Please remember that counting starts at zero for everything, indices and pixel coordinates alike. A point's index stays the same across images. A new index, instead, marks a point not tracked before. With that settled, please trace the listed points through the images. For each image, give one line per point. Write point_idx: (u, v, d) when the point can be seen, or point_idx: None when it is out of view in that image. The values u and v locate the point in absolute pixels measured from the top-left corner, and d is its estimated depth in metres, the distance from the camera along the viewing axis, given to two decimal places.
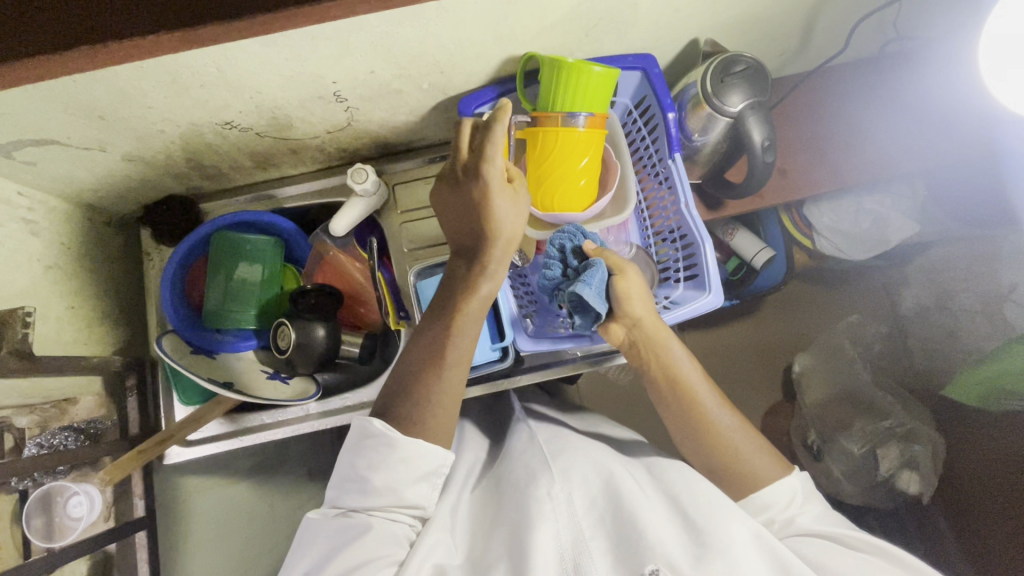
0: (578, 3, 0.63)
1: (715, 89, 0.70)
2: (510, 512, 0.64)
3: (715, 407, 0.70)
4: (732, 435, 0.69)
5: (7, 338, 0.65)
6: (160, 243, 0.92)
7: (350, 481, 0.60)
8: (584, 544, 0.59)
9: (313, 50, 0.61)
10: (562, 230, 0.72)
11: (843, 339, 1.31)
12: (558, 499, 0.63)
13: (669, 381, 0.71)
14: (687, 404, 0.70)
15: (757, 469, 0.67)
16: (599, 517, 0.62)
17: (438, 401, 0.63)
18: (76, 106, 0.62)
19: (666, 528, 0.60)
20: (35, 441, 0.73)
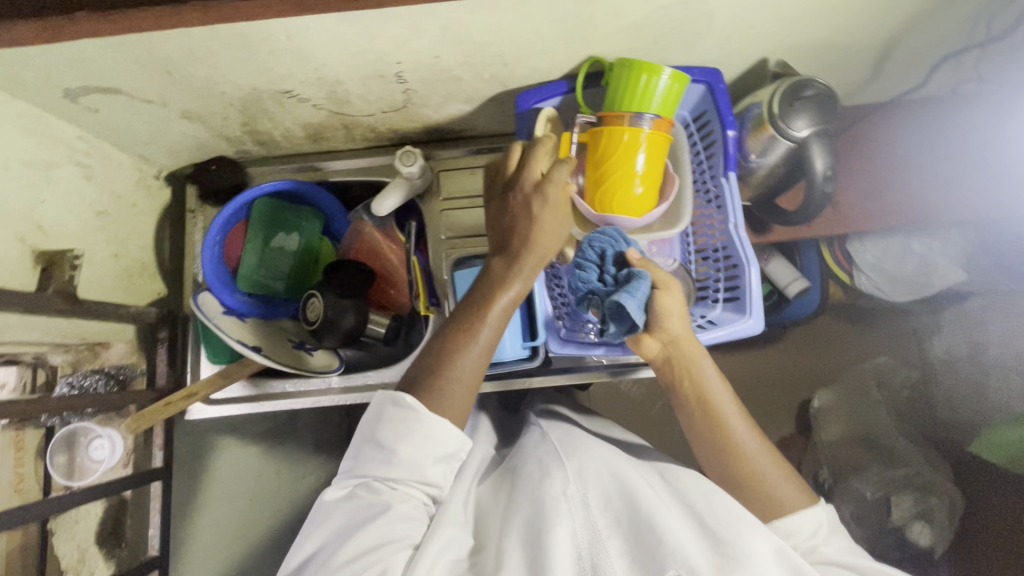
0: (654, 9, 0.62)
1: (783, 112, 0.68)
2: (524, 506, 0.64)
3: (745, 429, 0.69)
4: (760, 459, 0.68)
5: (56, 277, 0.69)
6: (204, 201, 0.93)
7: (372, 452, 0.59)
8: (599, 544, 0.59)
9: (383, 28, 0.61)
10: (602, 231, 0.69)
11: (868, 380, 1.28)
12: (574, 499, 0.63)
13: (697, 401, 0.69)
14: (714, 424, 0.69)
15: (785, 494, 0.66)
16: (616, 519, 0.61)
17: (452, 399, 0.61)
18: (148, 60, 0.63)
19: (686, 535, 0.58)
20: (67, 380, 0.74)
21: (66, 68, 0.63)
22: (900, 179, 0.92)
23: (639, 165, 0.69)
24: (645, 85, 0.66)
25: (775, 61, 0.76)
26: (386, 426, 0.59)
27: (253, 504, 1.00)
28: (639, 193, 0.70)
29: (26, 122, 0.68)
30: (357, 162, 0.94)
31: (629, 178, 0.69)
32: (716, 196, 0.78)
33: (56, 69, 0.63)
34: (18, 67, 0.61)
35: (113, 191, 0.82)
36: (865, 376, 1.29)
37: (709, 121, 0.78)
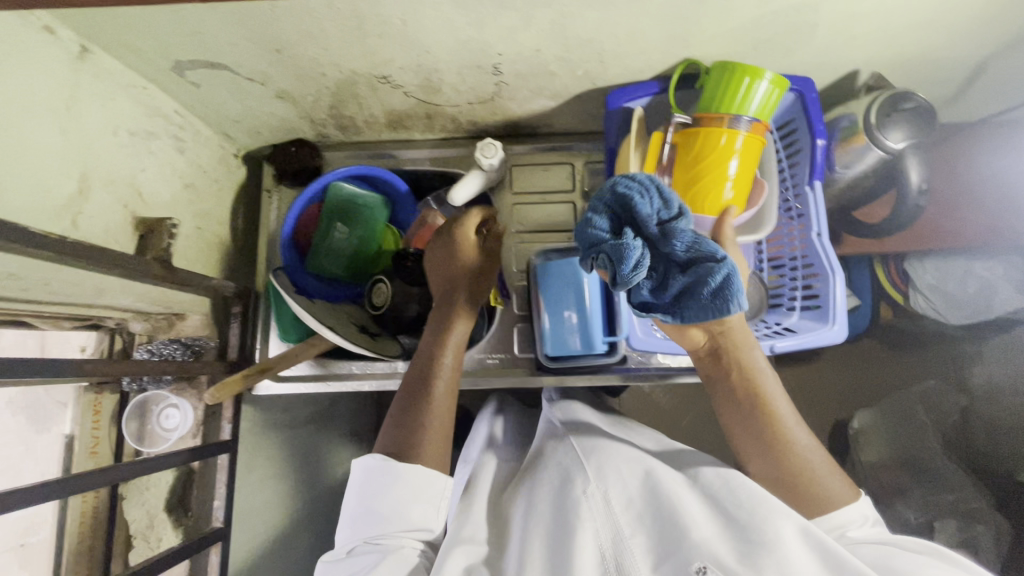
0: (763, 13, 0.63)
1: (878, 122, 0.68)
2: (544, 512, 0.59)
3: (794, 422, 0.60)
4: (807, 452, 0.59)
5: (155, 244, 0.70)
6: (280, 182, 0.94)
7: (360, 517, 0.59)
8: (622, 543, 0.53)
9: (496, 17, 0.62)
10: (630, 179, 0.57)
11: (916, 404, 1.20)
12: (595, 499, 0.58)
13: (744, 391, 0.61)
14: (761, 418, 0.60)
15: (830, 488, 0.58)
16: (638, 515, 0.56)
17: (429, 432, 0.62)
18: (262, 38, 0.65)
19: (710, 529, 0.53)
20: (144, 347, 0.78)
21: (182, 41, 0.64)
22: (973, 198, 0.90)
23: (732, 171, 0.69)
24: (747, 88, 0.66)
25: (867, 73, 0.75)
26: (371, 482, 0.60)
27: (298, 487, 1.00)
28: (729, 198, 0.70)
29: (134, 91, 0.70)
30: (431, 152, 0.95)
31: (720, 182, 0.69)
32: (798, 207, 0.79)
33: (173, 41, 0.64)
34: (136, 36, 0.63)
35: (200, 166, 0.84)
36: (912, 398, 1.22)
37: (795, 130, 0.78)
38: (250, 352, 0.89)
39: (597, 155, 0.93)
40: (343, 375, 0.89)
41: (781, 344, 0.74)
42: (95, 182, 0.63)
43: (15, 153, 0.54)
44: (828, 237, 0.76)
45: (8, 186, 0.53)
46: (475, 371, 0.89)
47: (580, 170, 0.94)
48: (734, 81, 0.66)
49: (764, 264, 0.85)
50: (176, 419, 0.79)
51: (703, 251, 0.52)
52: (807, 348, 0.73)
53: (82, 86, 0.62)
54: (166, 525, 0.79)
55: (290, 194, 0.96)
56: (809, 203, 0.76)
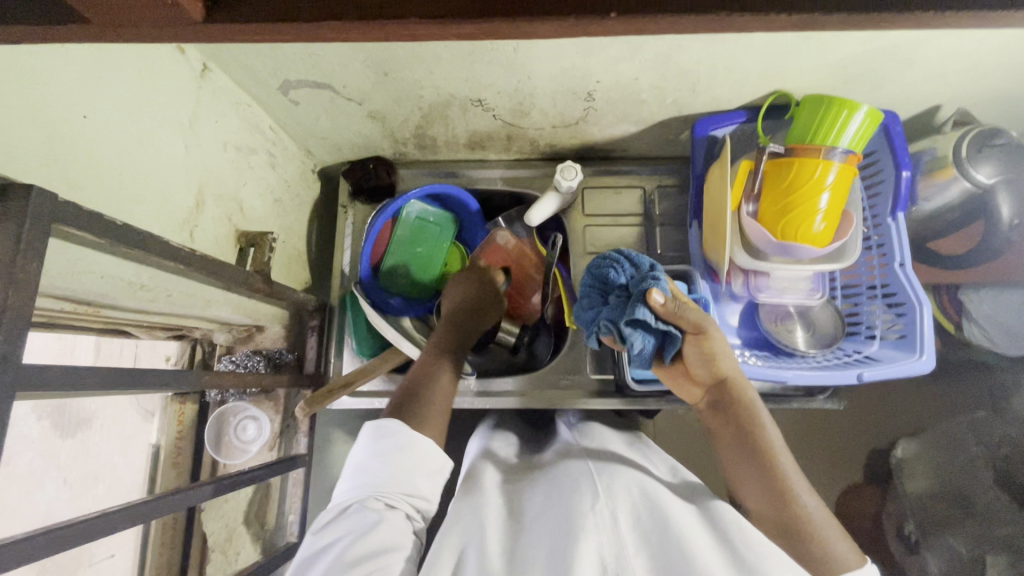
0: (864, 51, 0.65)
1: (970, 156, 0.70)
2: (536, 526, 0.54)
3: (800, 483, 0.55)
4: (814, 514, 0.54)
5: (256, 258, 0.73)
6: (355, 198, 0.95)
7: (364, 476, 0.56)
8: (628, 563, 0.49)
9: (605, 48, 0.64)
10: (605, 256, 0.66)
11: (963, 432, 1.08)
12: (603, 514, 0.52)
13: (746, 441, 0.58)
14: (766, 468, 0.56)
15: (839, 552, 0.52)
16: (643, 535, 0.51)
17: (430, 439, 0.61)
18: (374, 60, 0.67)
19: (718, 559, 0.48)
20: (229, 358, 0.81)
21: (297, 61, 0.66)
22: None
23: (823, 204, 0.70)
24: (844, 121, 0.68)
25: (951, 108, 0.77)
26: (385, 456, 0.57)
27: None
28: (818, 230, 0.72)
29: (240, 108, 0.71)
30: (504, 172, 0.96)
31: (811, 214, 0.71)
32: (877, 238, 0.81)
33: (287, 62, 0.66)
34: (253, 56, 0.64)
35: (285, 180, 0.85)
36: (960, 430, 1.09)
37: (878, 162, 0.80)
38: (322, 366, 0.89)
39: (668, 180, 0.95)
40: None
41: (868, 372, 0.74)
42: (208, 195, 0.66)
43: (150, 166, 0.55)
44: (911, 268, 0.77)
45: (144, 199, 0.55)
46: (546, 392, 0.89)
47: (652, 194, 0.95)
48: (833, 115, 0.67)
49: (837, 292, 0.86)
50: (253, 431, 0.80)
51: (648, 284, 0.59)
52: (895, 378, 0.73)
53: (202, 102, 0.64)
54: (246, 538, 0.79)
55: (364, 210, 0.96)
56: (891, 233, 0.78)
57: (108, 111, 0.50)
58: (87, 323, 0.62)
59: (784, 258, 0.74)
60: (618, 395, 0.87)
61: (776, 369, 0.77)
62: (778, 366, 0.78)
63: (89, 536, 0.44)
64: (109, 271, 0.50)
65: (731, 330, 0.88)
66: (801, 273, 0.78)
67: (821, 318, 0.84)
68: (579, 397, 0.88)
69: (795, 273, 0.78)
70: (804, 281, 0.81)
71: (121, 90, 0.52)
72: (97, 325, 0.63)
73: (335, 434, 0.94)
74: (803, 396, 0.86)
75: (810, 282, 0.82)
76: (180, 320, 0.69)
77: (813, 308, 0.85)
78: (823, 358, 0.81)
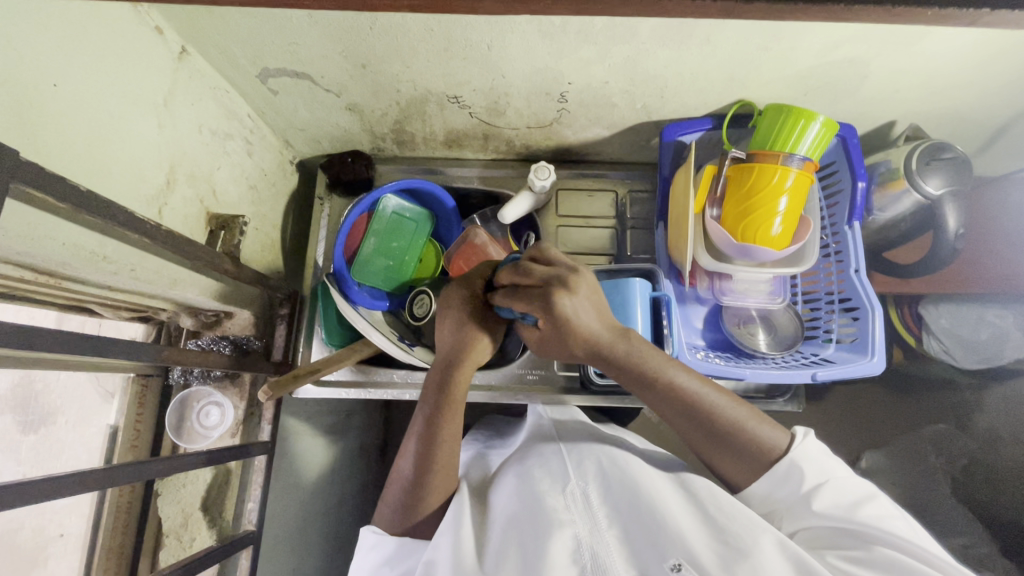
0: (816, 65, 0.68)
1: (920, 169, 0.74)
2: (511, 505, 0.60)
3: (714, 400, 0.62)
4: (745, 427, 0.61)
5: (227, 240, 0.73)
6: (332, 190, 0.96)
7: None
8: (600, 535, 0.55)
9: (575, 50, 0.67)
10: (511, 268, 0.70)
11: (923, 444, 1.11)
12: (574, 494, 0.59)
13: (662, 397, 0.63)
14: (693, 414, 0.62)
15: (769, 445, 0.61)
16: (616, 510, 0.58)
17: (432, 489, 0.62)
18: (353, 53, 0.69)
19: (686, 522, 0.55)
20: (195, 341, 0.80)
21: (276, 49, 0.67)
22: (994, 232, 0.87)
23: (782, 207, 0.73)
24: (801, 130, 0.70)
25: (905, 124, 0.81)
26: (367, 557, 0.60)
27: (314, 498, 0.97)
28: (777, 233, 0.74)
29: (217, 93, 0.72)
30: (481, 171, 0.98)
31: (769, 217, 0.73)
32: (835, 246, 0.84)
33: (267, 48, 0.67)
34: (232, 41, 0.66)
35: (261, 169, 0.86)
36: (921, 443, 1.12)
37: (837, 172, 0.83)
38: (291, 355, 0.89)
39: (640, 185, 0.97)
40: (383, 383, 0.89)
41: (824, 372, 0.77)
42: (180, 175, 0.66)
43: (123, 140, 0.56)
44: (866, 275, 0.80)
45: (113, 170, 0.55)
46: (514, 386, 0.90)
47: (623, 198, 0.97)
48: (790, 123, 0.70)
49: (798, 298, 0.89)
50: (216, 418, 0.80)
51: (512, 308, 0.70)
52: (849, 379, 0.76)
53: (179, 85, 0.65)
54: (201, 525, 0.79)
55: (341, 202, 0.97)
56: (848, 241, 0.81)
57: (82, 81, 0.51)
58: (48, 297, 0.62)
59: (747, 259, 0.77)
60: (583, 392, 0.88)
61: (736, 367, 0.79)
62: (738, 365, 0.80)
63: (32, 497, 0.44)
64: (71, 239, 0.50)
65: (695, 331, 0.90)
66: (762, 276, 0.81)
67: (781, 322, 0.87)
68: (547, 393, 0.89)
69: (756, 276, 0.81)
70: (765, 284, 0.84)
71: (98, 62, 0.53)
72: (60, 299, 0.63)
73: (300, 425, 0.93)
74: (764, 397, 0.88)
75: (771, 286, 0.85)
76: (145, 300, 0.69)
77: (774, 312, 0.88)
78: (783, 359, 0.83)
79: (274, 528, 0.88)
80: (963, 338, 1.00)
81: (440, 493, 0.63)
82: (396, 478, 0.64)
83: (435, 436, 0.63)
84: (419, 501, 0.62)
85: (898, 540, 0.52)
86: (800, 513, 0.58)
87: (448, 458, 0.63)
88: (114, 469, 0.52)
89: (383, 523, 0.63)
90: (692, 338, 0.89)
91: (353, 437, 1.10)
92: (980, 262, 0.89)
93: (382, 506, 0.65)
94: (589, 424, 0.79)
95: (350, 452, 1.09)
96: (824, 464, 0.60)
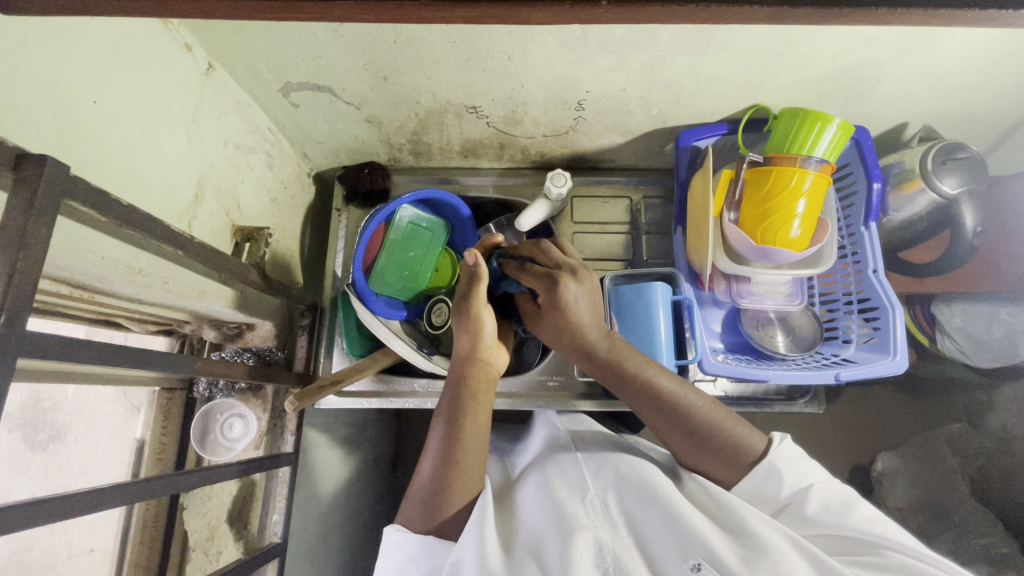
0: (830, 70, 0.70)
1: (936, 168, 0.74)
2: (533, 512, 0.60)
3: (686, 398, 0.63)
4: (720, 426, 0.62)
5: (253, 253, 0.73)
6: (349, 202, 0.97)
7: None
8: (622, 540, 0.55)
9: (594, 59, 0.68)
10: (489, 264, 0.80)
11: (942, 444, 1.11)
12: (593, 502, 0.59)
13: (637, 393, 0.64)
14: (668, 411, 0.63)
15: (747, 445, 0.61)
16: (636, 513, 0.58)
17: (455, 477, 0.62)
18: (375, 66, 0.70)
19: (706, 526, 0.54)
20: (219, 353, 0.82)
21: (301, 64, 0.69)
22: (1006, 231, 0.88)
23: (800, 209, 0.74)
24: (817, 133, 0.71)
25: (917, 125, 0.83)
26: (391, 555, 0.59)
27: (332, 509, 0.97)
28: (796, 235, 0.75)
29: (241, 107, 0.73)
30: (496, 180, 0.99)
31: (789, 219, 0.74)
32: (852, 246, 0.84)
33: (289, 63, 0.68)
34: (257, 57, 0.67)
35: (281, 181, 0.87)
36: (937, 443, 1.13)
37: (851, 174, 0.84)
38: (312, 366, 0.89)
39: (653, 190, 0.99)
40: (403, 393, 0.89)
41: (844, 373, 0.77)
42: (208, 188, 0.67)
43: (155, 156, 0.57)
44: (883, 274, 0.80)
45: (147, 185, 0.56)
46: (533, 393, 0.90)
47: (637, 204, 0.98)
48: (807, 126, 0.71)
49: (815, 299, 0.90)
50: (239, 430, 0.79)
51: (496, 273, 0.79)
52: (871, 379, 0.76)
53: (206, 100, 0.66)
54: (227, 537, 0.79)
55: (358, 213, 0.98)
56: (864, 241, 0.82)
57: (118, 95, 0.52)
58: (80, 311, 0.62)
59: (766, 260, 0.78)
60: (602, 397, 0.88)
61: (758, 369, 0.78)
62: (760, 367, 0.80)
63: (74, 510, 0.44)
64: (109, 253, 0.51)
65: (714, 334, 0.90)
66: (781, 277, 0.82)
67: (800, 323, 0.87)
68: (568, 398, 0.90)
69: (775, 277, 0.82)
70: (784, 286, 0.85)
71: (134, 80, 0.54)
72: (89, 312, 0.63)
73: (319, 436, 0.93)
74: (784, 399, 0.88)
75: (789, 288, 0.86)
76: (171, 312, 0.69)
77: (792, 313, 0.88)
78: (802, 360, 0.84)
79: (296, 540, 0.87)
80: (977, 337, 1.00)
81: (465, 484, 0.62)
82: (418, 476, 0.64)
83: (460, 422, 0.64)
84: (445, 484, 0.61)
85: (899, 546, 0.52)
86: (795, 522, 0.57)
87: (473, 441, 0.64)
88: (149, 482, 0.53)
89: (407, 522, 0.62)
90: (712, 342, 0.89)
91: (370, 448, 1.10)
92: (993, 260, 0.90)
93: (406, 506, 0.64)
94: (607, 433, 0.79)
95: (366, 463, 1.09)
96: (804, 466, 0.60)
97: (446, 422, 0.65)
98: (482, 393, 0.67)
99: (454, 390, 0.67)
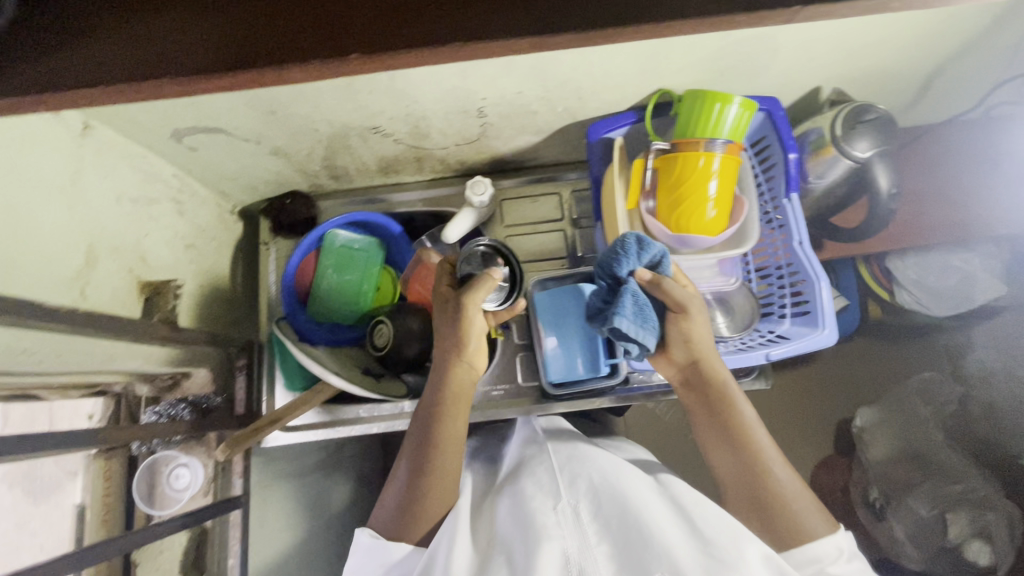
0: (723, 47, 0.67)
1: (845, 134, 0.73)
2: (504, 524, 0.58)
3: (772, 457, 0.62)
4: (789, 494, 0.60)
5: (161, 307, 0.76)
6: (276, 234, 0.96)
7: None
8: (589, 551, 0.54)
9: (477, 68, 0.67)
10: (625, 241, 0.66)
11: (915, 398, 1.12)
12: (564, 511, 0.57)
13: (721, 434, 0.65)
14: (744, 459, 0.63)
15: (808, 527, 0.58)
16: (604, 523, 0.56)
17: (427, 491, 0.63)
18: (258, 102, 0.68)
19: (675, 534, 0.53)
20: (152, 410, 0.76)
21: (181, 110, 0.67)
22: None
23: (712, 191, 0.72)
24: (718, 114, 0.70)
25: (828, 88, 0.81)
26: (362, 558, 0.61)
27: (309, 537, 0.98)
28: (711, 217, 0.74)
29: (133, 160, 0.72)
30: (423, 193, 0.98)
31: (702, 203, 0.73)
32: (778, 217, 0.82)
33: (168, 110, 0.67)
34: (133, 110, 0.66)
35: (198, 226, 0.85)
36: (909, 395, 1.14)
37: (769, 145, 0.82)
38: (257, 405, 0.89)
39: (583, 184, 0.97)
40: (350, 420, 0.90)
41: (777, 351, 0.78)
42: (102, 250, 0.66)
43: (32, 230, 0.57)
44: (810, 245, 0.79)
45: (22, 262, 0.55)
46: (482, 405, 0.89)
47: (568, 200, 0.97)
48: (706, 108, 0.70)
49: (752, 273, 0.89)
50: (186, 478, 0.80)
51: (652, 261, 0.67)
52: (802, 354, 0.77)
53: (86, 160, 0.65)
54: None
55: (286, 244, 0.97)
56: (788, 213, 0.80)
57: None
58: None
59: (685, 246, 0.76)
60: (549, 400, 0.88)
61: None
62: None
63: None
64: None
65: None
66: (706, 261, 0.79)
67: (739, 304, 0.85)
68: (518, 405, 0.89)
69: (700, 261, 0.79)
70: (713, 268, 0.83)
71: None
72: None
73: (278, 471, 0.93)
74: None
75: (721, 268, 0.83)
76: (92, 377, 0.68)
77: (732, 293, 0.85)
78: (741, 340, 0.83)
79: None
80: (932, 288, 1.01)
81: (438, 493, 0.63)
82: (392, 483, 0.66)
83: (438, 431, 0.66)
84: (418, 493, 0.63)
85: None
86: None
87: (449, 447, 0.65)
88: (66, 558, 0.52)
89: (380, 525, 0.64)
90: None
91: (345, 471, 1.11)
92: None
93: (380, 508, 0.66)
94: (580, 432, 0.78)
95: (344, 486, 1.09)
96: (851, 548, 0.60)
97: (422, 428, 0.67)
98: (460, 399, 0.69)
99: (435, 396, 0.69)
